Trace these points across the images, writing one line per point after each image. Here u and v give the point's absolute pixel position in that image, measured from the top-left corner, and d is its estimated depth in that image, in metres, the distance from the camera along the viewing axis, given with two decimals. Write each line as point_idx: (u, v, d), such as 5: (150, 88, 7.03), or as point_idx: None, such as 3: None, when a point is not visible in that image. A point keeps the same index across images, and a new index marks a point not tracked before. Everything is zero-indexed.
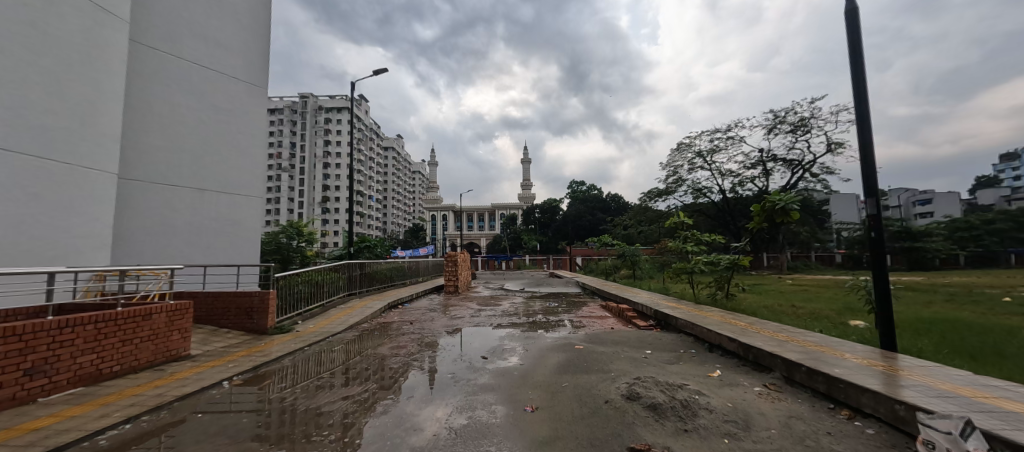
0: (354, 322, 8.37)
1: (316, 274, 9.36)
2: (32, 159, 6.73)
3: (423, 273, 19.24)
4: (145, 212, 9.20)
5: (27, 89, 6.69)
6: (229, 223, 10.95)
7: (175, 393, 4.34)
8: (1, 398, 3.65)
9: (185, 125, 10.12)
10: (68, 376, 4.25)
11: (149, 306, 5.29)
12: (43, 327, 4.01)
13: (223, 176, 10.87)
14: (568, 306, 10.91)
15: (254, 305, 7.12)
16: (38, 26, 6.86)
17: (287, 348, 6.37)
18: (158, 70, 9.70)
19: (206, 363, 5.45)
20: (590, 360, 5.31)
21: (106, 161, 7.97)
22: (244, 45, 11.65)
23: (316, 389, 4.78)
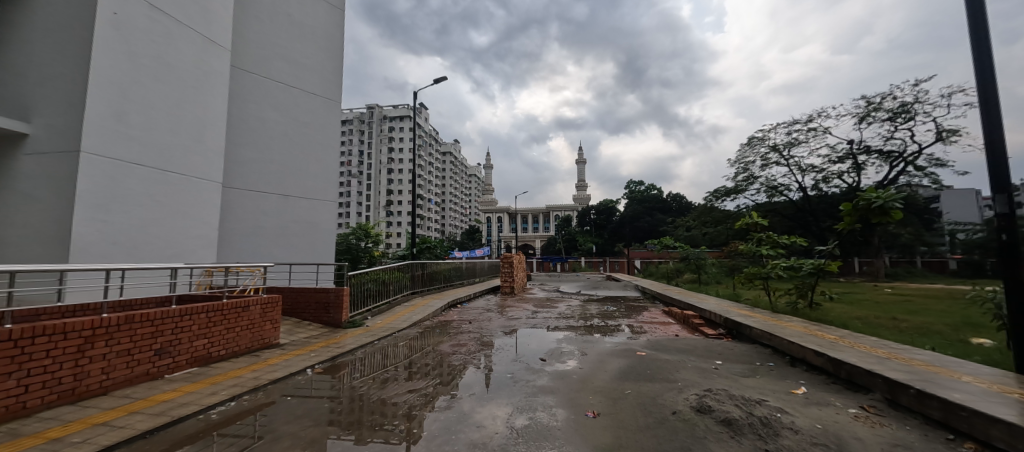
0: (417, 319, 8.81)
1: (382, 273, 9.98)
2: (157, 173, 7.95)
3: (480, 273, 19.68)
4: (242, 215, 10.44)
5: (153, 113, 7.92)
6: (309, 226, 12.07)
7: (268, 376, 4.89)
8: (138, 373, 4.38)
9: (273, 138, 11.33)
10: (187, 357, 4.98)
11: (248, 299, 6.01)
12: (169, 314, 4.74)
13: (304, 183, 12.03)
14: (627, 310, 10.51)
15: (330, 300, 7.79)
16: (162, 59, 8.09)
17: (359, 341, 6.88)
18: (252, 91, 10.95)
19: (292, 351, 6.07)
20: (653, 368, 5.06)
21: (212, 172, 9.18)
22: (321, 64, 12.78)
23: (385, 381, 5.09)
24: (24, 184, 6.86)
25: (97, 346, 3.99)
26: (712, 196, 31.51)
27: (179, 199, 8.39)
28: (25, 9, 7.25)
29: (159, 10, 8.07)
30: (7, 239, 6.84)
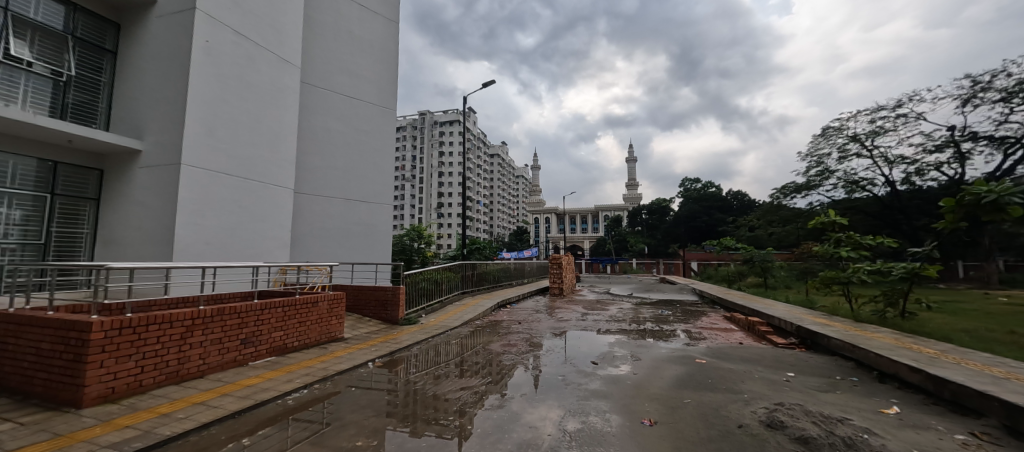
0: (468, 318, 9.04)
1: (435, 273, 10.36)
2: (240, 181, 8.90)
3: (528, 274, 19.72)
4: (310, 218, 11.35)
5: (238, 128, 8.88)
6: (368, 228, 12.85)
7: (335, 368, 5.27)
8: (228, 360, 4.94)
9: (337, 146, 12.21)
10: (268, 347, 5.53)
11: (316, 295, 6.51)
12: (251, 308, 5.29)
13: (363, 188, 12.83)
14: (684, 315, 9.98)
15: (388, 298, 8.23)
16: (244, 79, 9.04)
17: (415, 338, 7.19)
18: (319, 103, 11.88)
19: (355, 345, 6.48)
20: (714, 377, 4.76)
21: (285, 179, 10.10)
22: (377, 75, 13.56)
23: (439, 377, 5.28)
24: (139, 194, 7.99)
25: (196, 335, 4.58)
26: (780, 192, 28.95)
27: (259, 204, 9.31)
28: (138, 44, 8.46)
29: (242, 36, 9.02)
30: (126, 240, 8.00)
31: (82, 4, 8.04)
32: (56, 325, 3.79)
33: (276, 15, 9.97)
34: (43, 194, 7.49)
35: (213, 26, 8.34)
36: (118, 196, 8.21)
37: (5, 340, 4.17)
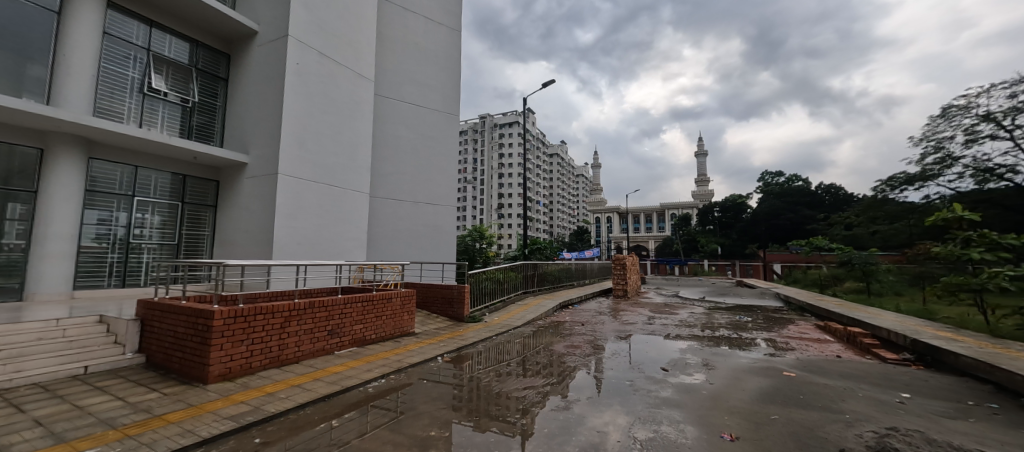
0: (531, 318, 9.10)
1: (498, 272, 10.57)
2: (325, 187, 9.85)
3: (590, 275, 19.28)
4: (384, 220, 12.22)
5: (323, 140, 9.85)
6: (434, 229, 13.51)
7: (408, 360, 5.62)
8: (318, 348, 5.51)
9: (406, 152, 13.00)
10: (350, 338, 6.04)
11: (391, 291, 6.97)
12: (336, 302, 5.82)
13: (430, 191, 13.52)
14: (766, 322, 9.08)
15: (453, 296, 8.60)
16: (327, 95, 10.00)
17: (479, 335, 7.41)
18: (390, 113, 12.74)
19: (425, 340, 6.85)
20: (807, 393, 4.26)
21: (362, 184, 10.99)
22: (441, 83, 14.20)
23: (504, 375, 5.38)
24: (245, 201, 9.22)
25: (292, 325, 5.17)
26: (884, 184, 25.11)
27: (340, 208, 10.23)
28: (244, 71, 9.76)
29: (325, 56, 10.00)
30: (235, 240, 9.26)
31: (202, 40, 9.52)
32: (189, 312, 4.53)
33: (353, 35, 10.90)
34: (175, 202, 9.06)
35: (302, 49, 9.35)
36: (229, 203, 9.54)
37: (153, 323, 5.06)
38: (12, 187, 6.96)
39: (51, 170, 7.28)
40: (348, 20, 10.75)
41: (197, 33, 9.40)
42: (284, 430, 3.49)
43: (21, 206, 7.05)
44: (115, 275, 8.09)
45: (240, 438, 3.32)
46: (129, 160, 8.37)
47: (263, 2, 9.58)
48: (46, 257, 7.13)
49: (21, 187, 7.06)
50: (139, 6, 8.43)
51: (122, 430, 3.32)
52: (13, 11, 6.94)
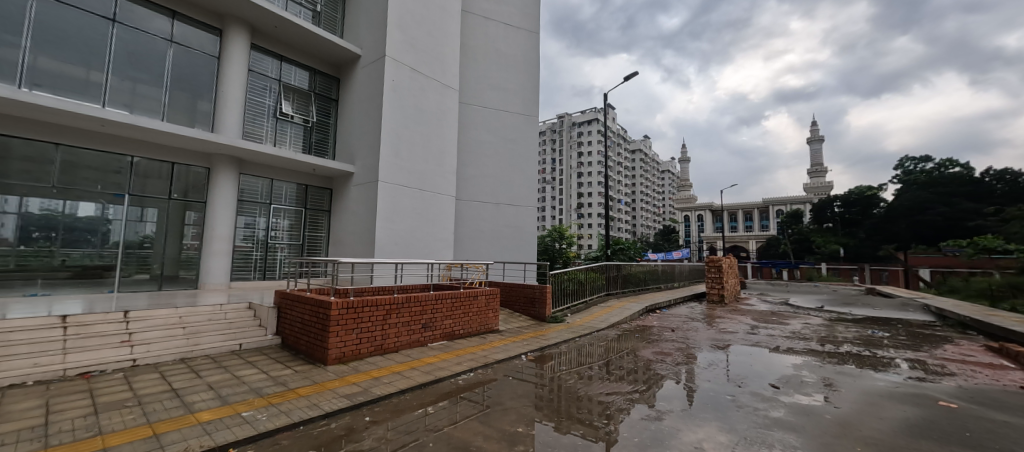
0: (615, 321, 8.77)
1: (578, 273, 10.39)
2: (417, 192, 10.70)
3: (679, 278, 17.89)
4: (468, 221, 12.86)
5: (415, 148, 10.71)
6: (516, 229, 13.80)
7: (494, 357, 5.83)
8: (414, 340, 6.00)
9: (488, 156, 13.50)
10: (441, 332, 6.46)
11: (477, 289, 7.27)
12: (428, 298, 6.28)
13: (511, 192, 13.84)
14: (911, 339, 7.49)
15: (535, 296, 8.69)
16: (418, 107, 10.86)
17: (562, 336, 7.38)
18: (473, 119, 13.36)
19: (509, 338, 7.03)
20: (976, 431, 3.41)
21: (449, 188, 11.69)
22: (521, 85, 14.44)
23: (589, 377, 5.27)
24: (353, 206, 10.46)
25: (393, 317, 5.72)
26: None
27: (431, 211, 11.02)
28: (350, 91, 11.08)
29: (417, 71, 10.88)
30: (345, 241, 10.55)
31: (317, 68, 11.07)
32: (313, 302, 5.29)
33: (440, 49, 11.68)
34: (300, 208, 10.63)
35: (397, 67, 10.29)
36: (340, 208, 10.89)
37: (286, 310, 6.01)
38: (190, 199, 8.96)
39: (214, 184, 9.11)
40: (435, 36, 11.54)
41: (314, 62, 10.97)
42: (389, 412, 3.86)
43: (195, 214, 9.03)
44: (258, 270, 9.78)
45: (353, 415, 3.77)
46: (267, 174, 10.07)
47: (365, 28, 10.78)
48: (212, 254, 8.91)
49: (195, 199, 9.04)
50: (272, 45, 10.13)
51: (267, 398, 4.00)
52: (189, 61, 8.87)
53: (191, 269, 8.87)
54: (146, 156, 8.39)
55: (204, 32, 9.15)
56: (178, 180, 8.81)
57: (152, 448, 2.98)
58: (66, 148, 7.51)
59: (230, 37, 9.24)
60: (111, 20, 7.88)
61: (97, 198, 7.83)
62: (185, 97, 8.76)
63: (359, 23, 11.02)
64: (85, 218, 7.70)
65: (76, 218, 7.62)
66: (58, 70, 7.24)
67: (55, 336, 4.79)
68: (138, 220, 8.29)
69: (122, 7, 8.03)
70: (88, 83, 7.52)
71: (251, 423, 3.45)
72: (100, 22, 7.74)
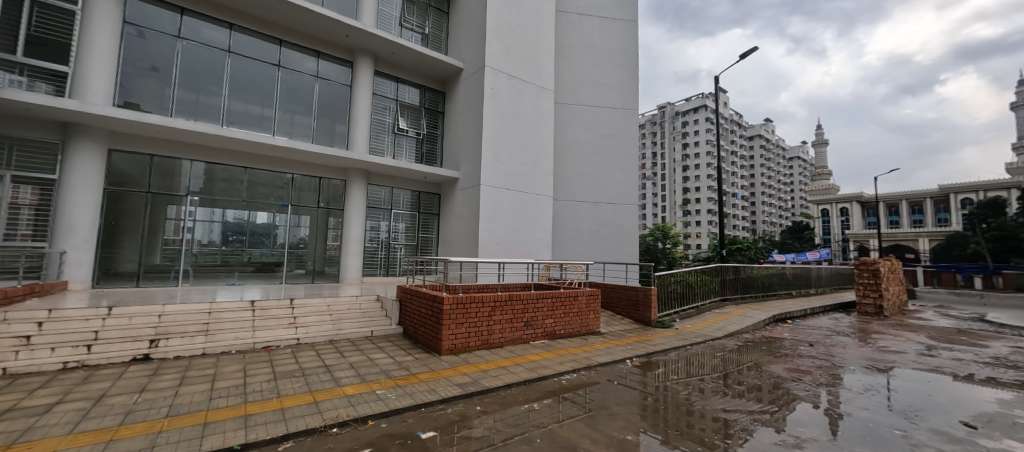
0: (734, 330, 7.83)
1: (687, 275, 9.51)
2: (517, 193, 11.07)
3: (816, 284, 15.13)
4: (566, 221, 12.87)
5: (513, 151, 11.09)
6: (616, 228, 13.25)
7: (597, 359, 5.70)
8: (518, 336, 6.22)
9: (585, 154, 13.29)
10: (542, 331, 6.55)
11: (577, 290, 7.15)
12: (529, 297, 6.41)
13: (610, 190, 13.36)
14: None
15: (639, 299, 8.27)
16: (516, 111, 11.22)
17: (671, 343, 6.86)
18: (569, 118, 13.30)
19: (612, 341, 6.80)
20: None
21: (546, 188, 11.84)
22: (619, 78, 13.83)
23: (705, 390, 4.80)
24: (459, 209, 11.31)
25: (497, 314, 6.01)
26: None
27: (529, 211, 11.30)
28: (454, 103, 12.00)
29: (514, 77, 11.25)
30: (453, 241, 11.44)
31: (426, 85, 12.26)
32: (429, 297, 5.86)
33: (535, 52, 11.90)
34: (414, 212, 11.89)
35: (495, 75, 10.79)
36: (448, 211, 11.86)
37: (407, 303, 6.78)
38: (332, 207, 10.70)
39: (349, 193, 10.73)
40: (531, 40, 11.81)
41: (424, 80, 12.17)
42: (498, 403, 4.07)
43: (336, 219, 10.74)
44: (382, 267, 11.21)
45: (466, 403, 4.06)
46: (388, 183, 11.49)
47: (466, 43, 11.56)
48: (349, 253, 10.51)
49: (336, 206, 10.76)
50: (390, 69, 11.54)
51: (395, 380, 4.55)
52: (330, 91, 10.61)
53: (333, 265, 10.59)
54: (302, 172, 10.30)
55: (340, 65, 10.84)
56: (323, 191, 10.61)
57: (313, 412, 3.64)
58: (251, 171, 9.65)
59: (359, 67, 10.79)
60: (277, 66, 9.86)
61: (270, 208, 9.88)
62: (327, 122, 10.49)
63: (461, 39, 11.87)
64: (263, 224, 9.78)
65: (257, 224, 9.73)
66: (245, 110, 9.32)
67: (247, 317, 6.19)
68: (296, 225, 10.20)
69: (284, 54, 9.99)
70: (263, 118, 9.54)
71: (384, 400, 3.97)
72: (270, 68, 9.75)
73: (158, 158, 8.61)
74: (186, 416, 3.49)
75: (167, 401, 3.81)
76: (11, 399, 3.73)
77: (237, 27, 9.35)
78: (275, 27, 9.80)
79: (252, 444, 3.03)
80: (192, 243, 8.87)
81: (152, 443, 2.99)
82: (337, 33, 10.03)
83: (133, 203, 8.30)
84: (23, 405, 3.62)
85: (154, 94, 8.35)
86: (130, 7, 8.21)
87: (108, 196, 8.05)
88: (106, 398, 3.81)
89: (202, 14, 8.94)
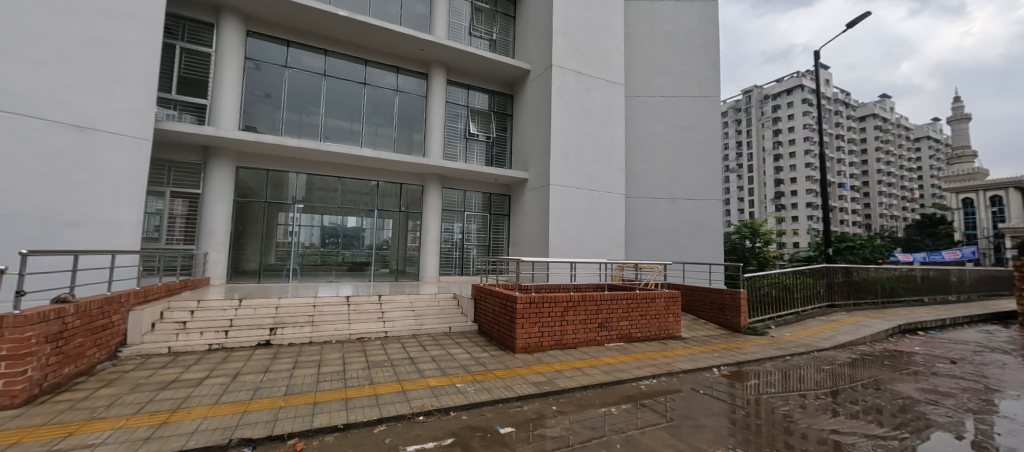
0: (846, 341, 6.81)
1: (784, 277, 8.49)
2: (587, 192, 10.87)
3: (958, 290, 12.50)
4: (639, 219, 12.37)
5: (582, 149, 10.89)
6: (696, 226, 12.31)
7: (680, 366, 5.35)
8: (592, 338, 6.10)
9: (659, 148, 12.60)
10: (617, 333, 6.34)
11: (654, 291, 6.77)
12: (602, 298, 6.25)
13: (689, 184, 12.43)
14: None
15: (726, 302, 7.60)
16: (584, 108, 11.00)
17: (765, 352, 6.19)
18: (640, 112, 12.75)
19: (695, 347, 6.34)
20: None
21: (617, 186, 11.44)
22: (698, 64, 12.81)
23: (809, 407, 4.24)
24: (529, 209, 11.42)
25: (571, 314, 5.96)
26: None
27: (600, 210, 11.02)
28: (522, 105, 12.17)
29: (582, 73, 11.04)
30: (523, 241, 11.58)
31: (495, 89, 12.60)
32: (503, 296, 6.02)
33: (603, 46, 11.58)
34: (485, 214, 12.30)
35: (562, 74, 10.70)
36: (517, 211, 12.06)
37: (481, 302, 7.04)
38: (411, 210, 11.50)
39: (427, 197, 11.45)
40: (599, 34, 11.52)
41: (492, 84, 12.53)
42: (574, 405, 4.02)
43: (415, 222, 11.52)
44: (457, 266, 11.78)
45: (542, 401, 4.09)
46: (461, 187, 12.04)
47: (533, 44, 11.66)
48: (427, 253, 11.22)
49: (415, 210, 11.54)
50: (461, 77, 12.07)
51: (473, 374, 4.75)
52: (408, 103, 11.42)
53: (413, 265, 11.37)
54: (385, 180, 11.24)
55: (417, 78, 11.62)
56: (404, 196, 11.46)
57: (402, 399, 3.95)
58: (343, 180, 10.79)
59: (433, 78, 11.47)
60: (363, 84, 10.88)
61: (359, 213, 10.93)
62: (406, 132, 11.31)
63: (528, 41, 12.00)
64: (354, 227, 10.85)
65: (349, 228, 10.83)
66: (338, 125, 10.44)
67: (344, 311, 6.93)
68: (381, 228, 11.15)
69: (369, 72, 10.99)
70: (352, 131, 10.60)
71: (463, 393, 4.16)
72: (358, 86, 10.80)
73: (272, 172, 10.03)
74: (300, 395, 4.01)
75: (285, 381, 4.43)
76: (174, 372, 4.63)
77: (330, 52, 10.52)
78: (361, 49, 10.82)
79: (352, 424, 3.38)
80: (298, 244, 10.17)
81: (275, 417, 3.48)
82: (413, 48, 10.76)
83: (254, 211, 9.77)
84: (183, 377, 4.46)
85: (268, 117, 9.73)
86: (250, 45, 9.67)
87: (236, 206, 9.58)
88: (240, 376, 4.54)
89: (304, 44, 10.20)
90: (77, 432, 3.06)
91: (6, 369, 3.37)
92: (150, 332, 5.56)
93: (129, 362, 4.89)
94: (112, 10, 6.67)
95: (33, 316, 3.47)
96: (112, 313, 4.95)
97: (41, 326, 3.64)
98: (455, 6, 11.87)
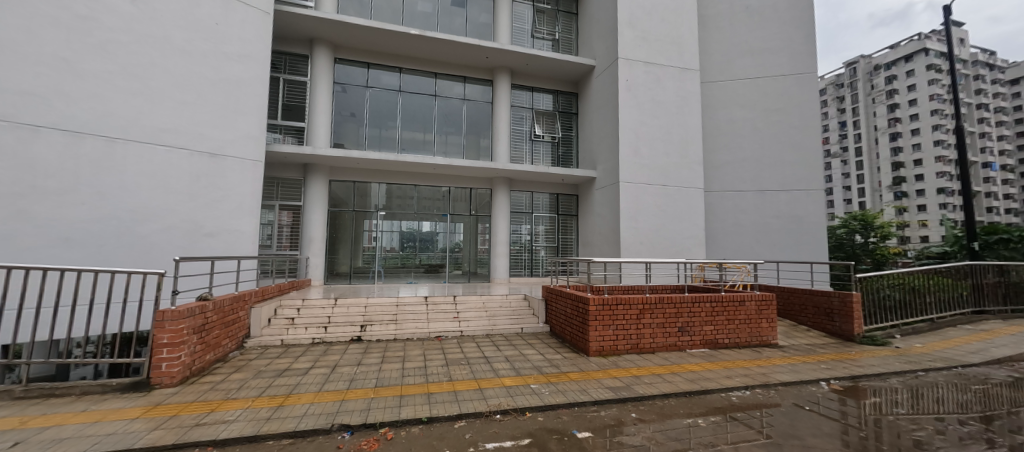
0: (1004, 356, 5.52)
1: (911, 278, 7.16)
2: (660, 188, 10.27)
3: None
4: (722, 215, 11.43)
5: (654, 142, 10.33)
6: (791, 220, 10.96)
7: (778, 377, 4.80)
8: (672, 343, 5.74)
9: (743, 136, 11.48)
10: (700, 339, 5.88)
11: (743, 294, 6.15)
12: (682, 300, 5.85)
13: (782, 173, 11.09)
14: None
15: (834, 307, 6.65)
16: (655, 99, 10.43)
17: (888, 365, 5.28)
18: (718, 99, 11.76)
19: (796, 357, 5.63)
20: None
21: (694, 179, 10.64)
22: (788, 38, 11.40)
23: (953, 434, 3.51)
24: (598, 208, 11.12)
25: (647, 317, 5.68)
26: None
27: (676, 206, 10.36)
28: (587, 102, 11.93)
29: (651, 63, 10.49)
30: (593, 241, 11.33)
31: (559, 89, 12.53)
32: (575, 298, 5.94)
33: (674, 32, 10.88)
34: (552, 215, 12.27)
35: (630, 65, 10.27)
36: (586, 211, 11.83)
37: (553, 303, 7.00)
38: (481, 213, 11.90)
39: (495, 200, 11.76)
40: (669, 20, 10.84)
41: (556, 84, 12.47)
42: (655, 413, 3.81)
43: (485, 225, 11.89)
44: (527, 268, 11.91)
45: (620, 408, 3.93)
46: (528, 188, 12.15)
47: (597, 39, 11.36)
48: (497, 255, 11.51)
49: (484, 213, 11.92)
50: (525, 80, 12.20)
51: (548, 376, 4.74)
52: (475, 110, 11.84)
53: (484, 266, 11.74)
54: (456, 185, 11.77)
55: (483, 85, 12.00)
56: (474, 200, 11.91)
57: (480, 397, 4.09)
58: (419, 187, 11.53)
59: (499, 84, 11.74)
60: (433, 95, 11.53)
61: (434, 217, 11.58)
62: (474, 138, 11.73)
63: (591, 37, 11.73)
64: (429, 231, 11.52)
65: (425, 232, 11.51)
66: (412, 137, 11.19)
67: (423, 310, 7.39)
68: (453, 232, 11.69)
69: (438, 84, 11.61)
70: (425, 141, 11.28)
71: (539, 394, 4.17)
72: (429, 98, 11.48)
73: (358, 184, 11.08)
74: (388, 387, 4.36)
75: (375, 374, 4.85)
76: (287, 361, 5.32)
77: (405, 70, 11.32)
78: (431, 63, 11.49)
79: (435, 417, 3.58)
80: (382, 248, 11.07)
81: (368, 406, 3.83)
82: (478, 57, 11.14)
83: (345, 219, 10.86)
84: (293, 366, 5.11)
85: (354, 134, 10.76)
86: (338, 70, 10.81)
87: (330, 215, 10.74)
88: (338, 367, 5.08)
89: (381, 64, 11.11)
90: (216, 409, 3.66)
91: (168, 354, 4.15)
92: (267, 326, 6.47)
93: (252, 351, 5.73)
94: (233, 53, 7.89)
95: (184, 311, 4.23)
96: (239, 310, 5.85)
97: (190, 319, 4.42)
98: (518, 11, 12.04)
